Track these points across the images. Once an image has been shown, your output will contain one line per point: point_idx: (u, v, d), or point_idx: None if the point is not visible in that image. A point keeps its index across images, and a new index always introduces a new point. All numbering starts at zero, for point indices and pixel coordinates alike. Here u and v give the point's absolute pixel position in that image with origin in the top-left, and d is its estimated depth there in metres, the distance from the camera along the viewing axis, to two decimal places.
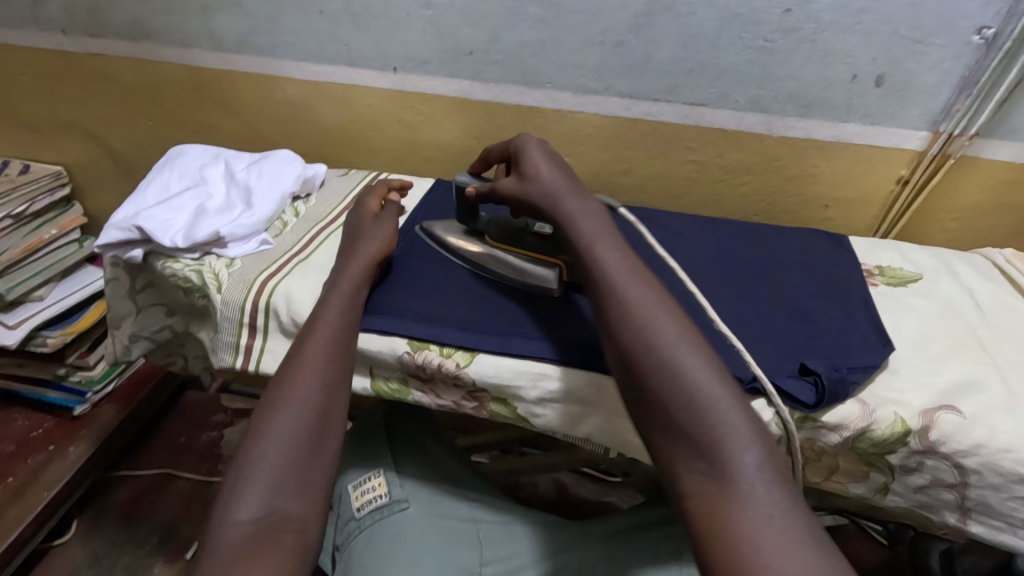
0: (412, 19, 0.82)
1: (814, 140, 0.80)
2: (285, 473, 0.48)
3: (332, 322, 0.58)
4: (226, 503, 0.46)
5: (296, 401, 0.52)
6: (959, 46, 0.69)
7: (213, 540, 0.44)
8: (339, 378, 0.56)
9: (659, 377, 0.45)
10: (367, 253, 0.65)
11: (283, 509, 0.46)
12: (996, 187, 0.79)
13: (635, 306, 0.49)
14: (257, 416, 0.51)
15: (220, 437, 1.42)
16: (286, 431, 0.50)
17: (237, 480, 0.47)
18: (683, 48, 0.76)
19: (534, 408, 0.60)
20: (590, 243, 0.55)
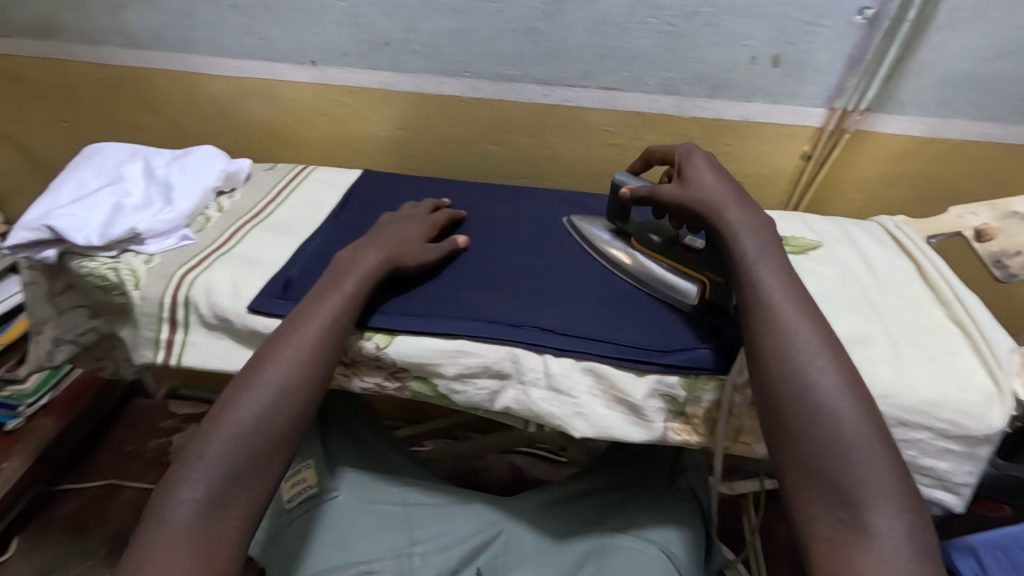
0: (326, 11, 0.82)
1: (723, 120, 0.84)
2: (240, 462, 0.49)
3: (335, 310, 0.58)
4: (177, 481, 0.48)
5: (268, 390, 0.53)
6: (844, 26, 0.73)
7: (162, 516, 0.47)
8: (324, 368, 0.56)
9: (811, 421, 0.46)
10: (391, 248, 0.65)
11: (230, 499, 0.48)
12: (889, 157, 0.85)
13: (797, 345, 0.49)
14: (227, 395, 0.53)
15: (169, 443, 1.39)
16: (251, 419, 0.51)
17: (192, 458, 0.49)
18: (593, 34, 0.78)
19: (454, 384, 0.62)
20: (754, 271, 0.54)
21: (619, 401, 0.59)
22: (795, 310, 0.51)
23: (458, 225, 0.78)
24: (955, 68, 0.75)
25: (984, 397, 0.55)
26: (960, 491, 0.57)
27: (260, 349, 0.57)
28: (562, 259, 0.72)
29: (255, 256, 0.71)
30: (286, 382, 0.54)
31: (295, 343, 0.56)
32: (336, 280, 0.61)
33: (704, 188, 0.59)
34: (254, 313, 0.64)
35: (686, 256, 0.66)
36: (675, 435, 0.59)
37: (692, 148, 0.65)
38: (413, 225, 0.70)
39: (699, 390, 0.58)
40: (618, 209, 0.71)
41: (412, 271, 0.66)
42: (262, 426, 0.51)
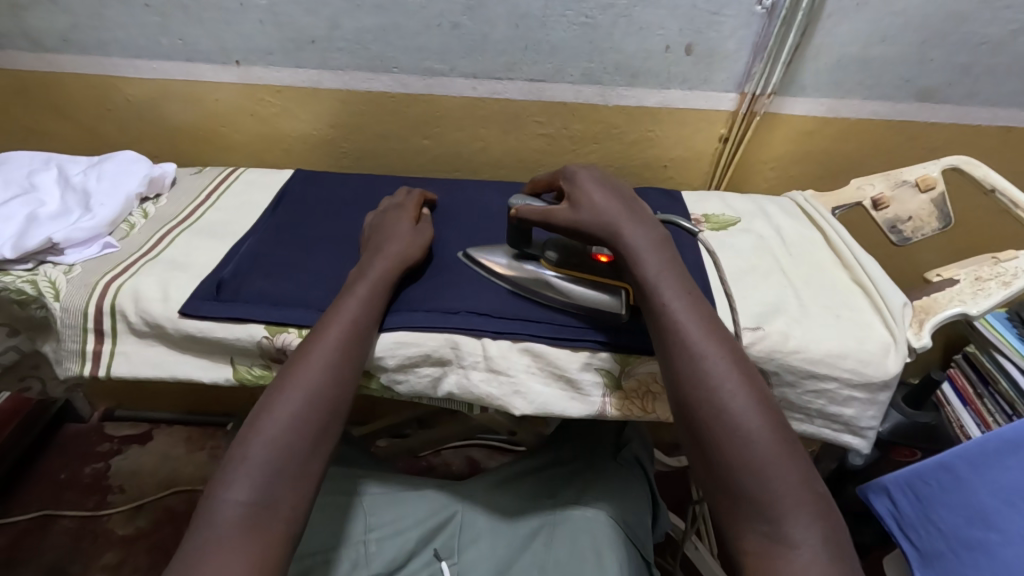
0: (246, 9, 0.80)
1: (645, 107, 0.88)
2: (284, 463, 0.50)
3: (353, 316, 0.59)
4: (223, 482, 0.49)
5: (298, 394, 0.54)
6: (746, 15, 0.78)
7: (207, 520, 0.47)
8: (349, 369, 0.57)
9: (724, 439, 0.46)
10: (393, 253, 0.66)
11: (276, 497, 0.49)
12: (796, 137, 0.91)
13: (703, 366, 0.50)
14: (261, 399, 0.54)
15: (107, 467, 1.33)
16: (284, 420, 0.52)
17: (235, 461, 0.50)
18: (516, 28, 0.81)
19: (396, 375, 0.63)
20: (661, 291, 0.54)
21: (555, 377, 0.61)
22: (703, 332, 0.52)
23: (430, 207, 0.81)
24: (846, 52, 0.82)
25: (881, 346, 0.61)
26: (867, 434, 0.62)
27: (284, 360, 0.57)
28: (494, 248, 0.74)
29: (183, 259, 0.70)
30: (317, 383, 0.55)
31: (316, 349, 0.56)
32: (349, 287, 0.62)
33: (598, 205, 0.60)
34: (185, 317, 0.62)
35: (598, 269, 0.65)
36: (613, 409, 0.61)
37: (577, 169, 0.65)
38: (400, 215, 0.72)
39: (633, 361, 0.61)
40: (520, 237, 0.66)
41: (419, 263, 0.69)
42: (300, 430, 0.52)
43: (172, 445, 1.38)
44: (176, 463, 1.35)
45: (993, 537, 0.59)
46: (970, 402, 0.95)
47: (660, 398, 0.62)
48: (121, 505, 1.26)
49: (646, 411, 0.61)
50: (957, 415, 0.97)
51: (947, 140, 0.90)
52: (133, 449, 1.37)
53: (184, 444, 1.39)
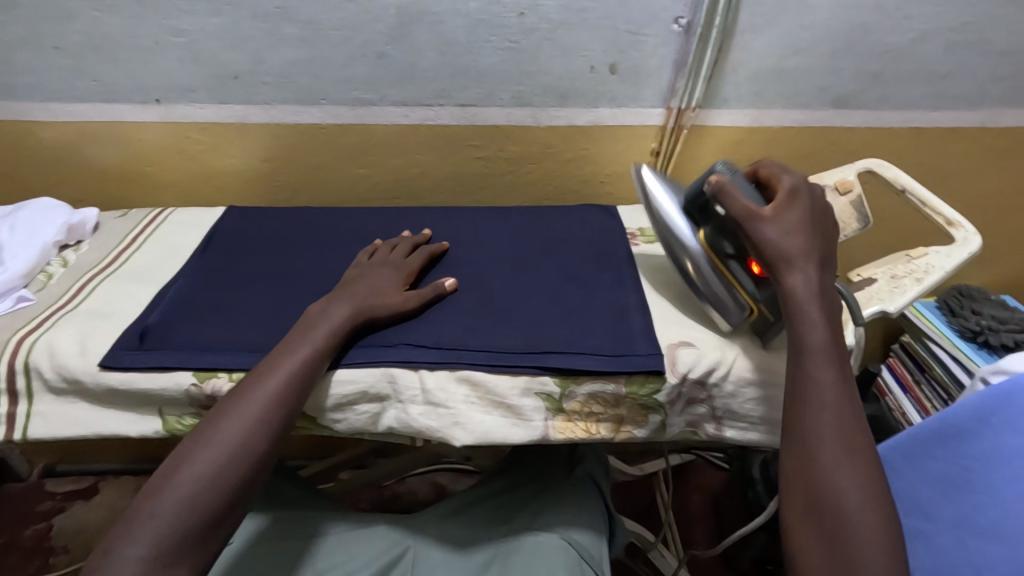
0: (163, 47, 0.79)
1: (577, 126, 0.89)
2: (192, 519, 0.49)
3: (301, 363, 0.57)
4: (123, 537, 0.47)
5: (223, 447, 0.52)
6: (665, 34, 0.81)
7: (101, 573, 0.46)
8: (280, 423, 0.55)
9: (837, 525, 0.47)
10: (354, 299, 0.64)
11: (176, 558, 0.47)
12: (724, 147, 0.94)
13: (833, 448, 0.50)
14: (186, 443, 0.52)
15: (49, 527, 1.26)
16: (202, 476, 0.50)
17: (142, 515, 0.48)
18: (441, 55, 0.81)
19: (334, 414, 0.62)
20: (815, 368, 0.53)
21: (495, 405, 0.61)
22: (849, 426, 0.51)
23: (440, 257, 0.77)
24: (763, 65, 0.85)
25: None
26: None
27: (224, 398, 0.56)
28: (433, 276, 0.74)
29: (106, 309, 0.67)
30: (246, 433, 0.53)
31: (255, 397, 0.55)
32: (304, 329, 0.60)
33: (791, 232, 0.58)
34: (107, 369, 0.60)
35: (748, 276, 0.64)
36: (556, 433, 0.61)
37: (801, 182, 0.62)
38: (390, 272, 0.69)
39: (572, 384, 0.61)
40: (703, 203, 0.64)
41: (384, 322, 0.64)
42: (214, 485, 0.50)
43: (120, 498, 1.32)
44: None
45: (930, 526, 0.59)
46: (909, 389, 1.01)
47: (603, 418, 0.63)
48: (65, 567, 1.19)
49: (589, 432, 0.62)
50: (898, 402, 1.02)
51: (866, 142, 0.94)
52: (77, 506, 1.30)
53: (132, 495, 1.32)
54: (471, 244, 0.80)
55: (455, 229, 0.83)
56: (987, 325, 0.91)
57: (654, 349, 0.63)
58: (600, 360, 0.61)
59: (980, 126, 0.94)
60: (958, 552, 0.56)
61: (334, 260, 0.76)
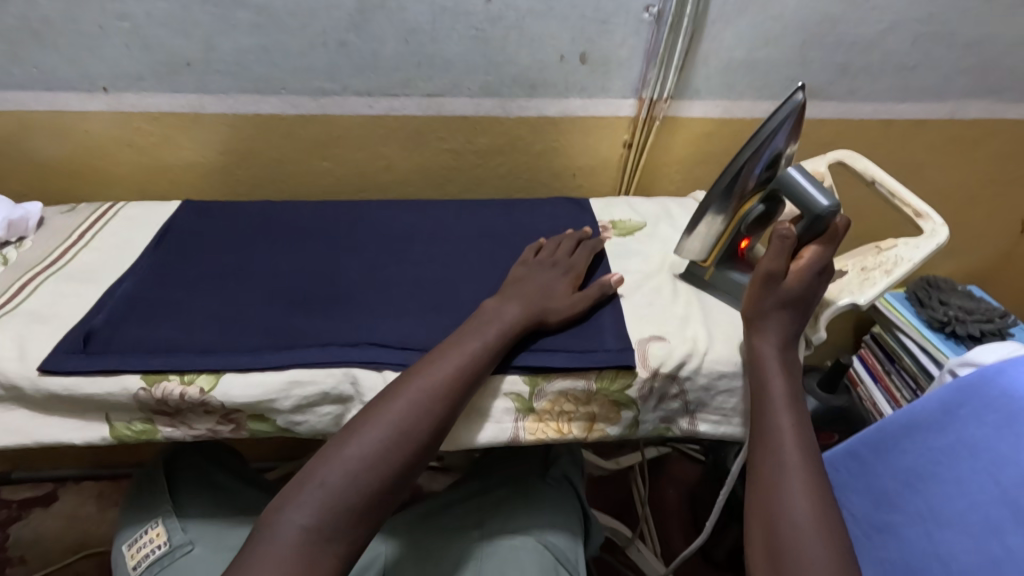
0: (108, 33, 0.74)
1: (547, 117, 0.88)
2: (348, 503, 0.48)
3: (472, 352, 0.56)
4: (290, 501, 0.47)
5: (386, 426, 0.50)
6: (635, 23, 0.79)
7: (268, 534, 0.46)
8: (433, 415, 0.52)
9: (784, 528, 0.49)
10: (531, 299, 0.62)
11: (335, 532, 0.47)
12: (696, 139, 0.93)
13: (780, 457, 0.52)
14: (354, 420, 0.52)
15: (3, 538, 1.20)
16: (368, 453, 0.49)
17: (307, 482, 0.48)
18: (405, 44, 0.78)
19: (294, 416, 0.59)
20: (772, 410, 0.55)
21: (463, 405, 0.59)
22: (805, 470, 0.52)
23: (598, 258, 0.75)
24: (734, 55, 0.84)
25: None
26: None
27: (396, 378, 0.55)
28: (398, 273, 0.71)
29: (47, 310, 0.63)
30: (407, 415, 0.51)
31: (428, 379, 0.53)
32: (460, 331, 0.58)
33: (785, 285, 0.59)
34: (47, 374, 0.56)
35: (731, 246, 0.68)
36: (527, 433, 0.60)
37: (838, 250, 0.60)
38: (558, 276, 0.67)
39: (542, 381, 0.60)
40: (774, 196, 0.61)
41: (553, 326, 0.63)
42: (376, 466, 0.49)
43: (80, 505, 1.27)
44: (84, 524, 1.23)
45: (897, 518, 0.59)
46: (879, 379, 1.03)
47: (574, 416, 0.61)
48: None
49: (562, 432, 0.61)
50: (869, 393, 1.03)
51: (836, 134, 0.94)
52: (34, 514, 1.24)
53: (93, 502, 1.27)
54: (439, 237, 0.78)
55: (423, 223, 0.80)
56: (956, 315, 0.92)
57: (625, 345, 0.61)
58: (568, 357, 0.60)
59: (947, 118, 0.95)
60: (924, 542, 0.56)
61: (294, 256, 0.73)
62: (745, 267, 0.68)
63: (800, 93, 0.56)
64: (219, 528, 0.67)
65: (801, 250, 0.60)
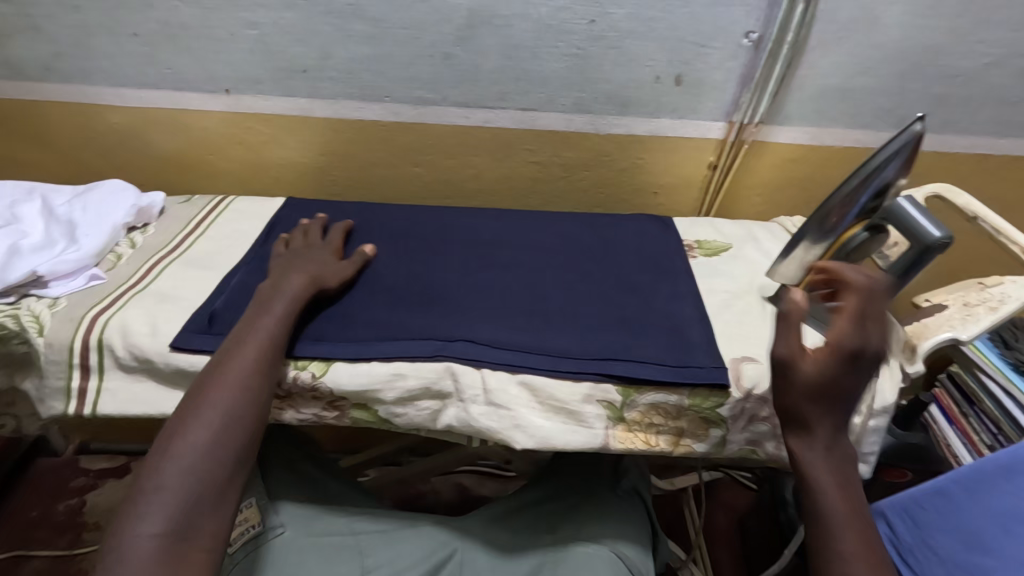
0: (236, 39, 0.80)
1: (635, 135, 0.89)
2: (195, 492, 0.49)
3: (269, 333, 0.59)
4: (130, 516, 0.46)
5: (212, 425, 0.52)
6: (733, 48, 0.81)
7: (117, 556, 0.45)
8: (254, 408, 0.54)
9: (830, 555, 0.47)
10: (308, 271, 0.67)
11: (193, 526, 0.48)
12: (781, 164, 0.93)
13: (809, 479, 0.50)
14: (164, 431, 0.51)
15: (82, 504, 1.27)
16: (189, 457, 0.50)
17: (141, 494, 0.48)
18: (506, 58, 0.82)
19: (395, 408, 0.61)
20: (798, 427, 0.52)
21: (557, 410, 0.60)
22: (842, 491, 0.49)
23: (351, 235, 0.79)
24: (829, 83, 0.84)
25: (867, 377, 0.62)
26: (868, 458, 0.64)
27: (192, 385, 0.55)
28: (490, 276, 0.73)
29: (173, 291, 0.68)
30: (232, 406, 0.53)
31: (237, 370, 0.55)
32: (263, 305, 0.62)
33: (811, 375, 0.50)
34: (176, 351, 0.61)
35: None
36: (617, 442, 0.61)
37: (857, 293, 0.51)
38: (320, 252, 0.71)
39: (634, 393, 0.61)
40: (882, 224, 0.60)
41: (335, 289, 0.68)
42: (213, 454, 0.51)
43: None
44: None
45: (992, 562, 0.56)
46: (955, 420, 0.95)
47: (662, 430, 0.62)
48: (96, 544, 1.20)
49: (650, 445, 0.61)
50: (944, 434, 0.96)
51: (927, 167, 0.93)
52: (110, 484, 1.31)
53: None
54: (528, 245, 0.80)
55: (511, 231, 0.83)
56: None
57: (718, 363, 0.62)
58: (662, 371, 0.61)
59: None
60: None
61: (389, 253, 0.76)
62: None
63: (919, 123, 0.56)
64: (307, 513, 0.69)
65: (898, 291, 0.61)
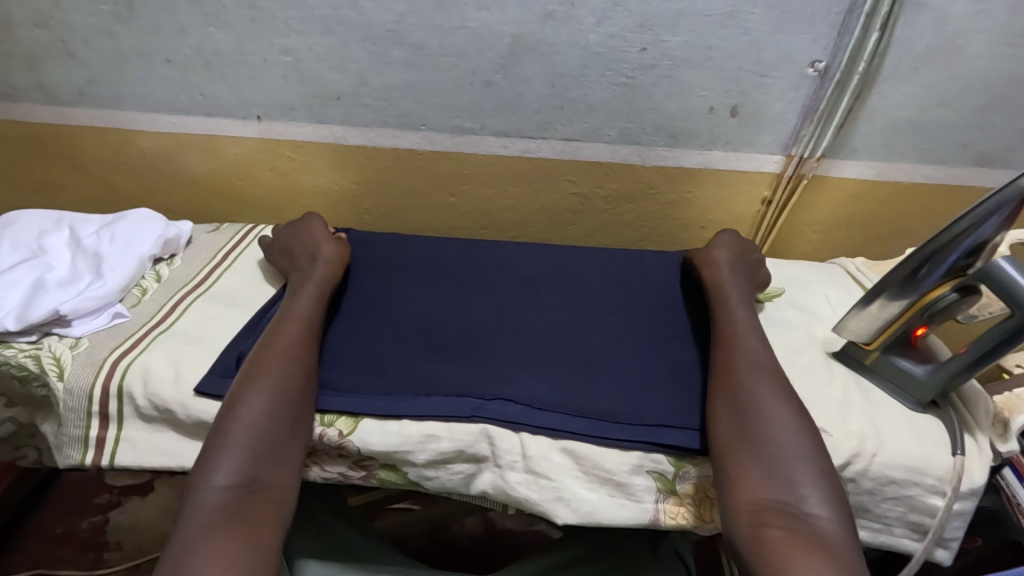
0: (270, 65, 0.77)
1: (684, 168, 0.84)
2: (264, 438, 0.51)
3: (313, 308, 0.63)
4: (208, 464, 0.49)
5: (273, 376, 0.55)
6: (797, 78, 0.75)
7: (194, 500, 0.47)
8: (310, 363, 0.57)
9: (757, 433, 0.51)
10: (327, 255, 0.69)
11: (263, 476, 0.49)
12: (842, 200, 0.86)
13: (737, 384, 0.55)
14: (230, 397, 0.53)
15: None
16: (259, 406, 0.52)
17: (215, 446, 0.50)
18: (551, 87, 0.77)
19: (426, 471, 0.57)
20: (732, 351, 0.58)
21: (603, 481, 0.55)
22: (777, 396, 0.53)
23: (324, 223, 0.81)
24: (901, 116, 0.77)
25: (952, 454, 0.56)
26: (949, 544, 0.57)
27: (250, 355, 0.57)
28: (529, 321, 0.68)
29: (197, 332, 0.65)
30: (293, 369, 0.56)
31: (286, 339, 0.58)
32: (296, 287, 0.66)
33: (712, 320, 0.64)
34: (200, 396, 0.58)
35: (905, 333, 0.60)
36: (666, 518, 0.55)
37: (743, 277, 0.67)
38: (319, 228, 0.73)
39: (687, 465, 0.55)
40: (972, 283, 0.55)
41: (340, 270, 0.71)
42: (281, 405, 0.53)
43: None
44: None
45: None
46: None
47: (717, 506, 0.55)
48: None
49: (704, 522, 0.54)
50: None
51: None
52: None
53: None
54: (569, 284, 0.74)
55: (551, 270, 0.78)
56: None
57: None
58: None
59: None
60: None
61: (421, 289, 0.72)
62: (918, 357, 0.61)
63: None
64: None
65: (991, 357, 0.55)
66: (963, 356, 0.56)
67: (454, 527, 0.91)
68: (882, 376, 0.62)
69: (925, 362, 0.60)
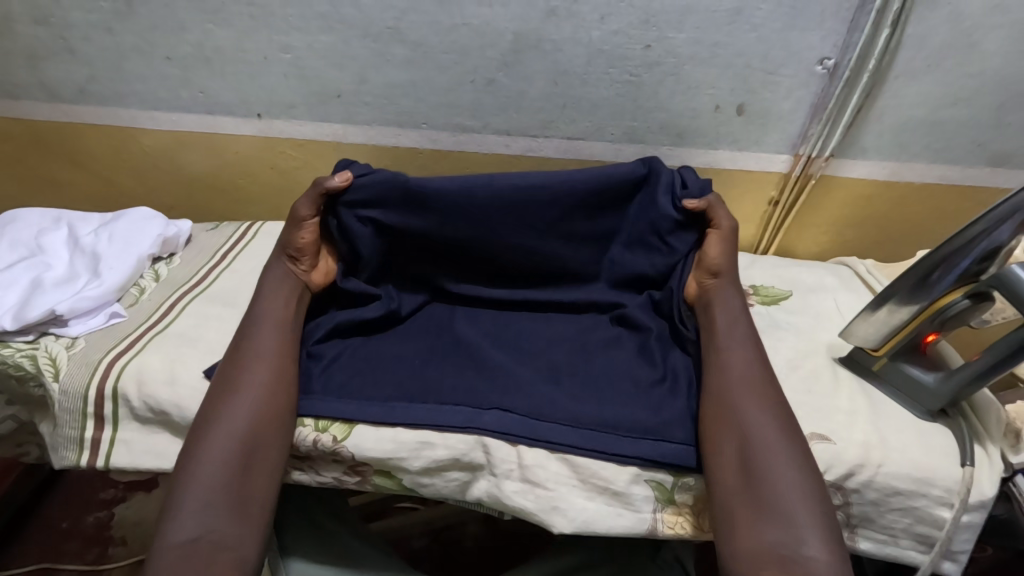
0: (270, 62, 0.76)
1: (690, 167, 0.82)
2: (223, 488, 0.49)
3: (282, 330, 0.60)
4: (168, 521, 0.47)
5: (234, 419, 0.52)
6: (806, 75, 0.73)
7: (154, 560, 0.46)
8: (272, 395, 0.54)
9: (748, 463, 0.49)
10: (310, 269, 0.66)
11: (221, 526, 0.47)
12: (851, 201, 0.84)
13: (728, 410, 0.53)
14: (185, 447, 0.51)
15: None
16: (219, 454, 0.50)
17: (175, 499, 0.48)
18: (554, 85, 0.76)
19: (421, 478, 0.56)
20: (722, 373, 0.56)
21: (600, 490, 0.54)
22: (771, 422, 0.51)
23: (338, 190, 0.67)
24: (913, 115, 0.75)
25: (961, 465, 0.54)
26: (957, 557, 0.55)
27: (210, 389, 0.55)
28: (528, 329, 0.67)
29: (194, 333, 0.65)
30: (254, 405, 0.53)
31: (252, 376, 0.55)
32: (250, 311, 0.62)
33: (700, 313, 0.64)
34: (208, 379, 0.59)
35: (913, 340, 0.59)
36: (665, 527, 0.54)
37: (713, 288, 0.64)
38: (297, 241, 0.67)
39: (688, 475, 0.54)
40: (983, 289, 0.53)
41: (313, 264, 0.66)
42: (243, 449, 0.51)
43: None
44: None
45: None
46: None
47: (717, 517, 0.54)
48: None
49: (702, 530, 0.54)
50: None
51: None
52: None
53: None
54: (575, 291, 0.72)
55: None
56: None
57: None
58: None
59: None
60: None
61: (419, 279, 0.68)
62: (926, 364, 0.59)
63: None
64: None
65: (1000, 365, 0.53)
66: (974, 364, 0.55)
67: (458, 527, 0.91)
68: (889, 383, 0.61)
69: (935, 369, 0.58)
